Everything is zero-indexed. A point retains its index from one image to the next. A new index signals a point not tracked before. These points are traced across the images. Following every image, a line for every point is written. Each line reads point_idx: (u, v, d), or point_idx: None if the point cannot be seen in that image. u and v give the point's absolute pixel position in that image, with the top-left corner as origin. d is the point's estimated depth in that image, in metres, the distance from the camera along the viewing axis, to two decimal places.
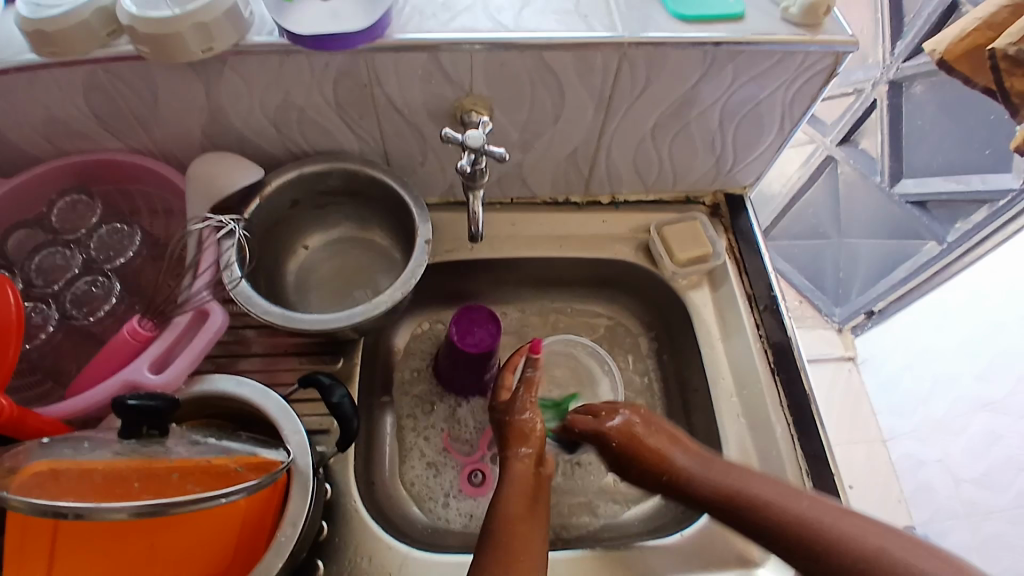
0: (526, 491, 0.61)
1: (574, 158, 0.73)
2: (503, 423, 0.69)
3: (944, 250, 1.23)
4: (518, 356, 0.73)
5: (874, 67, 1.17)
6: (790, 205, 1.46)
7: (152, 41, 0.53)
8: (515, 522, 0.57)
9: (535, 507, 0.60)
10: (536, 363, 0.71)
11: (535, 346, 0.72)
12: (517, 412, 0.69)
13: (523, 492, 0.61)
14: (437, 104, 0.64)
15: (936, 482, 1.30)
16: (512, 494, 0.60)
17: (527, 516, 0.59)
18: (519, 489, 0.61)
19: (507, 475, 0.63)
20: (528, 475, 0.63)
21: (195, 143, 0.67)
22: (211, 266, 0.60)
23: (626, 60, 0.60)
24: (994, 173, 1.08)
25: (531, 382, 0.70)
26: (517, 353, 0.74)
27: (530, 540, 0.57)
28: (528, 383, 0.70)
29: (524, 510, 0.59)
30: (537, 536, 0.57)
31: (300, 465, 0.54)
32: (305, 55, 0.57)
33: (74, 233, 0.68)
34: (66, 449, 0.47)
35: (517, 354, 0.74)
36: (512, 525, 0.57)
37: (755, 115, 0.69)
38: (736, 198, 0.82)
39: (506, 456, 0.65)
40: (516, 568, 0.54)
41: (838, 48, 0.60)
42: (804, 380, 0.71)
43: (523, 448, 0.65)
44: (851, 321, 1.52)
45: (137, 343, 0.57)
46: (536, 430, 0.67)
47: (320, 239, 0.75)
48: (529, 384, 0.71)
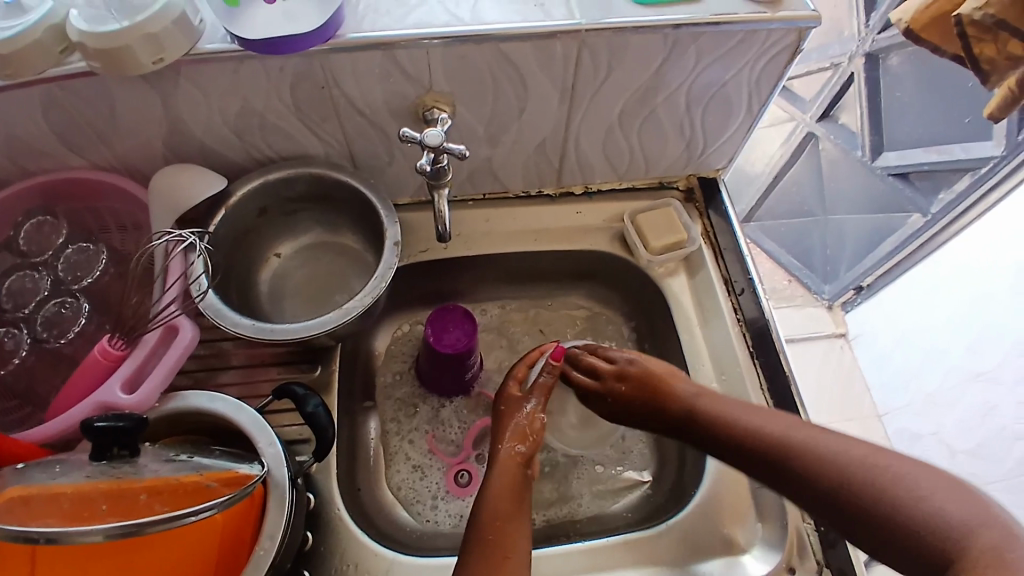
0: (514, 484, 0.61)
1: (544, 150, 0.73)
2: (501, 417, 0.68)
3: (928, 222, 1.23)
4: (535, 354, 0.72)
5: (851, 41, 1.14)
6: (774, 183, 1.44)
7: (102, 56, 0.52)
8: (501, 520, 0.58)
9: (522, 502, 0.61)
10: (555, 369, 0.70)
11: (558, 353, 0.70)
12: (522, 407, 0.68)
13: (511, 488, 0.61)
14: (399, 102, 0.63)
15: (931, 454, 1.31)
16: (498, 491, 0.61)
17: (514, 513, 0.59)
18: (505, 483, 0.61)
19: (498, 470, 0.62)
20: (516, 472, 0.63)
21: (159, 155, 0.67)
22: (179, 278, 0.59)
23: (586, 46, 0.59)
24: (974, 142, 1.09)
25: (543, 386, 0.69)
26: (535, 351, 0.72)
27: (518, 535, 0.57)
28: (542, 386, 0.69)
29: (512, 506, 0.60)
30: (524, 530, 0.58)
31: (275, 477, 0.53)
32: (261, 60, 0.56)
33: (42, 255, 0.67)
34: (39, 475, 0.47)
35: (529, 354, 0.72)
36: (496, 524, 0.57)
37: (722, 97, 0.68)
38: (710, 182, 0.81)
39: (499, 451, 0.64)
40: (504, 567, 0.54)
41: (801, 24, 0.60)
42: (785, 367, 0.71)
43: (518, 444, 0.65)
44: (840, 296, 1.50)
45: (108, 363, 0.57)
46: (533, 427, 0.66)
47: (292, 246, 0.74)
48: (541, 386, 0.69)
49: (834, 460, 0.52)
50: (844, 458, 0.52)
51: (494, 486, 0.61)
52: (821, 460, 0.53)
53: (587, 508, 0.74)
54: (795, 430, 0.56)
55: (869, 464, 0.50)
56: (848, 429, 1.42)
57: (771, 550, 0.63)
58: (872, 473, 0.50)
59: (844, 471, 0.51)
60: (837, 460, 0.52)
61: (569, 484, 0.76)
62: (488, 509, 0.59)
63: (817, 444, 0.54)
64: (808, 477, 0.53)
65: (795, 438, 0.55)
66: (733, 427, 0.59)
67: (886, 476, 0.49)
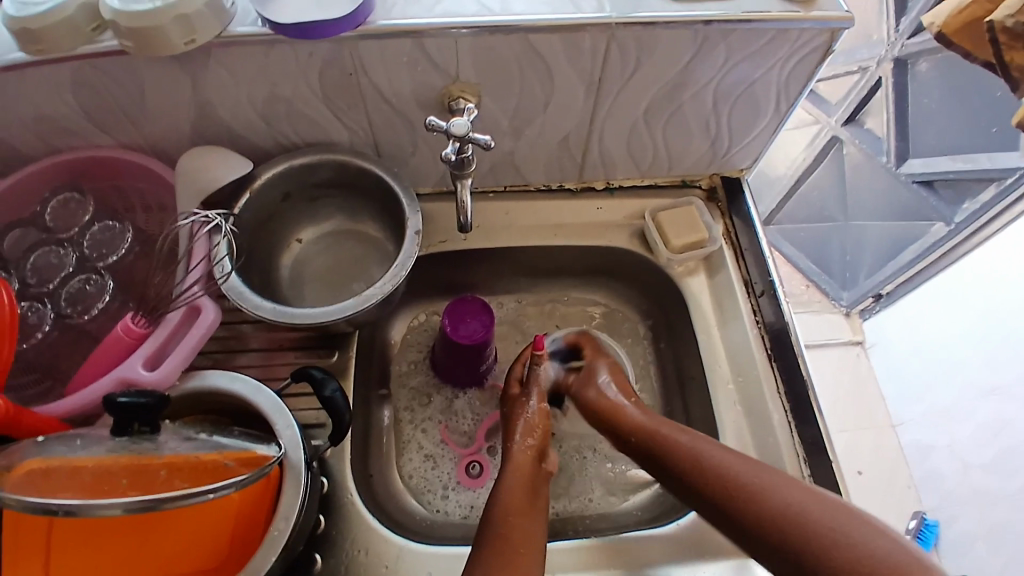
0: (527, 480, 0.62)
1: (567, 144, 0.72)
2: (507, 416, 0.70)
3: (951, 231, 1.22)
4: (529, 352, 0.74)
5: (879, 45, 1.13)
6: (795, 188, 1.43)
7: (134, 35, 0.53)
8: (515, 513, 0.58)
9: (535, 497, 0.61)
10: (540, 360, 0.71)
11: (540, 343, 0.71)
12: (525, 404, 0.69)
13: (524, 482, 0.62)
14: (425, 92, 0.63)
15: (946, 466, 1.29)
16: (512, 485, 0.61)
17: (527, 507, 0.59)
18: (518, 478, 0.62)
19: (509, 468, 0.63)
20: (528, 468, 0.63)
21: (186, 137, 0.67)
22: (202, 260, 0.60)
23: (616, 41, 0.59)
24: (1000, 152, 1.07)
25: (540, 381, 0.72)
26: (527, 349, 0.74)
27: (531, 528, 0.57)
28: (537, 382, 0.71)
29: (526, 500, 0.60)
30: (537, 524, 0.58)
31: (291, 459, 0.54)
32: (290, 45, 0.56)
33: (68, 232, 0.68)
34: (60, 447, 0.47)
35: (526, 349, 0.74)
36: (511, 515, 0.58)
37: (750, 96, 0.67)
38: (733, 182, 0.80)
39: (513, 446, 0.65)
40: (522, 561, 0.54)
41: (833, 25, 0.59)
42: (804, 370, 0.70)
43: (529, 440, 0.66)
44: (860, 304, 1.50)
45: (131, 341, 0.58)
46: (538, 422, 0.68)
47: (313, 232, 0.75)
48: (538, 380, 0.71)
49: (776, 497, 0.53)
50: (784, 495, 0.53)
51: (507, 481, 0.62)
52: (762, 497, 0.54)
53: (597, 504, 0.74)
54: (743, 462, 0.57)
55: (808, 505, 0.52)
56: (863, 440, 1.41)
57: None
58: (811, 515, 0.51)
59: (784, 509, 0.52)
60: (769, 497, 0.54)
61: (579, 479, 0.76)
62: (501, 501, 0.59)
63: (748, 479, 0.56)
64: (733, 512, 0.55)
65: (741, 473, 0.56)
66: (678, 455, 0.61)
67: (823, 520, 0.50)
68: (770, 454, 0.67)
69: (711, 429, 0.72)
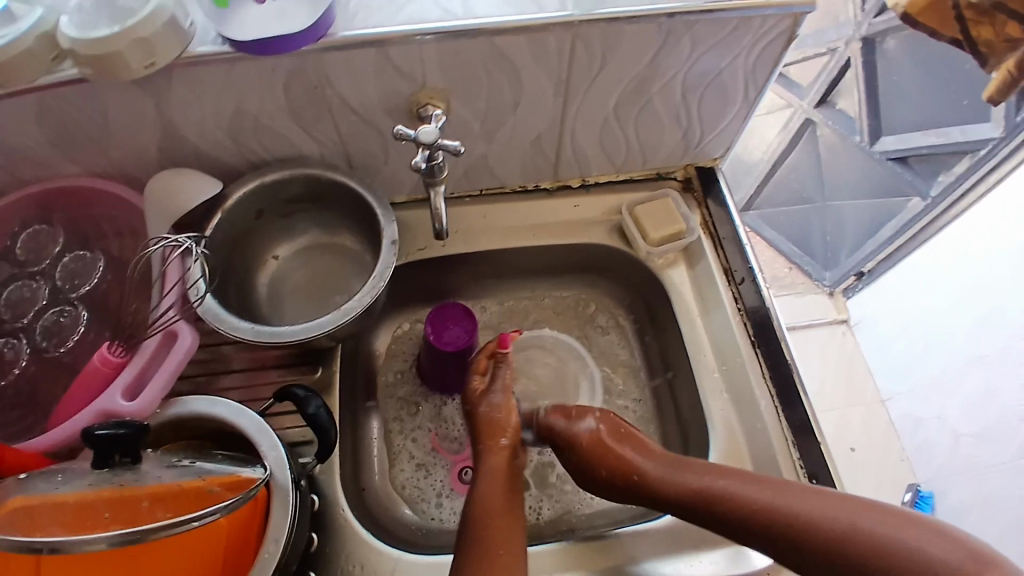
0: (503, 482, 0.61)
1: (540, 143, 0.72)
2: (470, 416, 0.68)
3: (928, 206, 1.23)
4: (484, 358, 0.70)
5: (846, 26, 1.14)
6: (772, 171, 1.44)
7: (94, 62, 0.52)
8: (494, 515, 0.58)
9: (512, 496, 0.61)
10: (508, 362, 0.69)
11: (505, 342, 0.70)
12: (487, 404, 0.67)
13: (501, 484, 0.61)
14: (392, 100, 0.62)
15: (937, 437, 1.30)
16: (489, 486, 0.61)
17: (506, 509, 0.59)
18: (496, 480, 0.61)
19: (483, 469, 0.62)
20: (504, 465, 0.63)
21: (152, 158, 0.66)
22: (176, 284, 0.59)
23: (580, 39, 0.59)
24: (972, 124, 1.08)
25: (505, 383, 0.68)
26: (488, 342, 0.72)
27: (509, 530, 0.57)
28: (505, 380, 0.68)
29: (503, 502, 0.60)
30: (516, 527, 0.57)
31: (278, 480, 0.53)
32: (251, 61, 0.56)
33: (39, 264, 0.67)
34: (41, 483, 0.46)
35: (487, 344, 0.71)
36: (490, 521, 0.57)
37: (718, 85, 0.68)
38: (707, 171, 0.80)
39: (483, 450, 0.64)
40: (495, 559, 0.54)
41: (796, 10, 0.59)
42: (786, 353, 0.70)
43: (500, 439, 0.65)
44: (842, 283, 1.51)
45: (109, 370, 0.57)
46: (509, 422, 0.66)
47: (290, 248, 0.74)
48: (505, 378, 0.69)
49: (821, 520, 0.53)
50: (830, 517, 0.53)
51: (482, 487, 0.61)
52: (821, 526, 0.53)
53: (592, 499, 0.74)
54: (787, 497, 0.55)
55: (861, 521, 0.52)
56: (853, 418, 1.42)
57: None
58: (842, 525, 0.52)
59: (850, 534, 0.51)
60: (824, 519, 0.53)
61: (574, 480, 0.75)
62: (478, 505, 0.59)
63: (782, 502, 0.55)
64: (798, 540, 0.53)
65: (786, 507, 0.55)
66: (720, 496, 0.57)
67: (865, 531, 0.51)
68: (760, 438, 0.68)
69: (699, 417, 0.72)
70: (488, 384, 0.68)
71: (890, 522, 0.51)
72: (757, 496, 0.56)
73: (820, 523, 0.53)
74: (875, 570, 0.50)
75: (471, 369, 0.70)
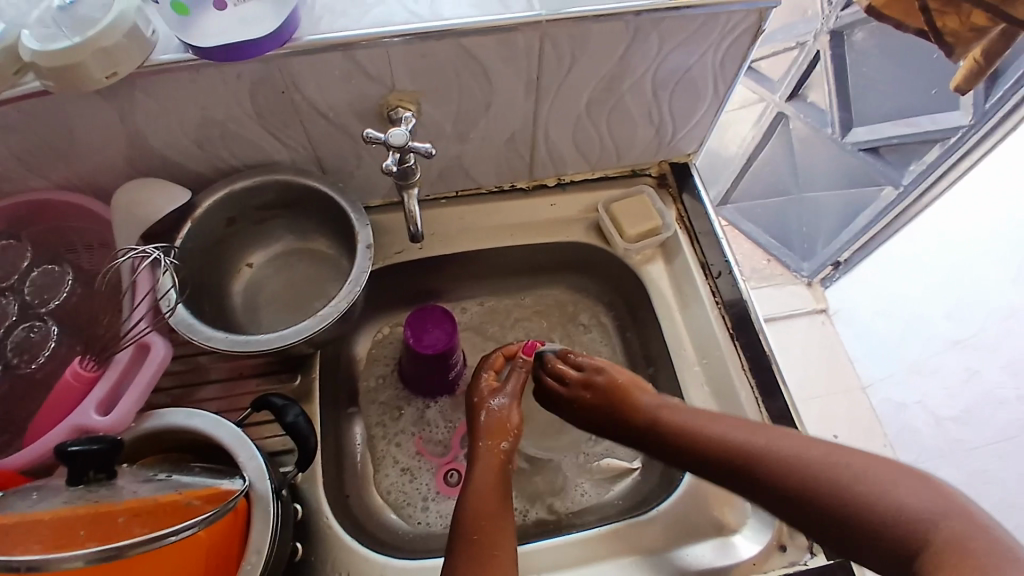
0: (494, 479, 0.61)
1: (514, 143, 0.72)
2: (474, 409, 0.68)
3: (901, 194, 1.22)
4: (501, 357, 0.71)
5: (815, 20, 1.17)
6: (747, 166, 1.46)
7: (56, 74, 0.51)
8: (486, 517, 0.57)
9: (504, 498, 0.60)
10: (525, 364, 0.70)
11: (529, 348, 0.71)
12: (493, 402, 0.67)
13: (494, 486, 0.60)
14: (362, 103, 0.62)
15: (917, 422, 1.32)
16: (481, 486, 0.60)
17: (497, 510, 0.58)
18: (489, 481, 0.61)
19: (477, 462, 0.63)
20: (498, 468, 0.62)
21: (122, 170, 0.65)
22: (147, 294, 0.58)
23: (548, 38, 0.59)
24: (942, 113, 1.09)
25: (515, 385, 0.69)
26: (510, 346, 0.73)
27: (501, 533, 0.56)
28: (517, 378, 0.69)
29: (495, 502, 0.59)
30: (509, 530, 0.57)
31: (257, 490, 0.53)
32: (217, 68, 0.55)
33: (8, 280, 0.66)
34: (14, 503, 0.46)
35: (509, 346, 0.73)
36: (483, 522, 0.57)
37: (688, 81, 0.68)
38: (682, 166, 0.81)
39: (481, 447, 0.64)
40: (492, 563, 0.54)
41: (761, 4, 0.60)
42: (764, 345, 0.71)
43: (501, 441, 0.65)
44: (820, 273, 1.53)
45: (81, 385, 0.56)
46: (510, 423, 0.66)
47: (264, 255, 0.74)
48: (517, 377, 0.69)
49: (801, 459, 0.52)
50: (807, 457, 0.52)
51: (474, 487, 0.60)
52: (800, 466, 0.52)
53: (581, 496, 0.74)
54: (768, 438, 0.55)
55: (839, 462, 0.51)
56: (837, 405, 1.43)
57: (762, 530, 0.63)
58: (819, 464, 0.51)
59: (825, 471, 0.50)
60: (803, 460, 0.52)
61: (563, 476, 0.76)
62: (469, 506, 0.58)
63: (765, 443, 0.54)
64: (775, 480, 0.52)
65: (765, 446, 0.54)
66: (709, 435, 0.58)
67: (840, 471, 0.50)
68: None
69: None
70: (502, 383, 0.69)
71: (870, 465, 0.50)
72: (742, 438, 0.56)
73: (799, 463, 0.52)
74: (844, 510, 0.48)
75: (485, 364, 0.71)
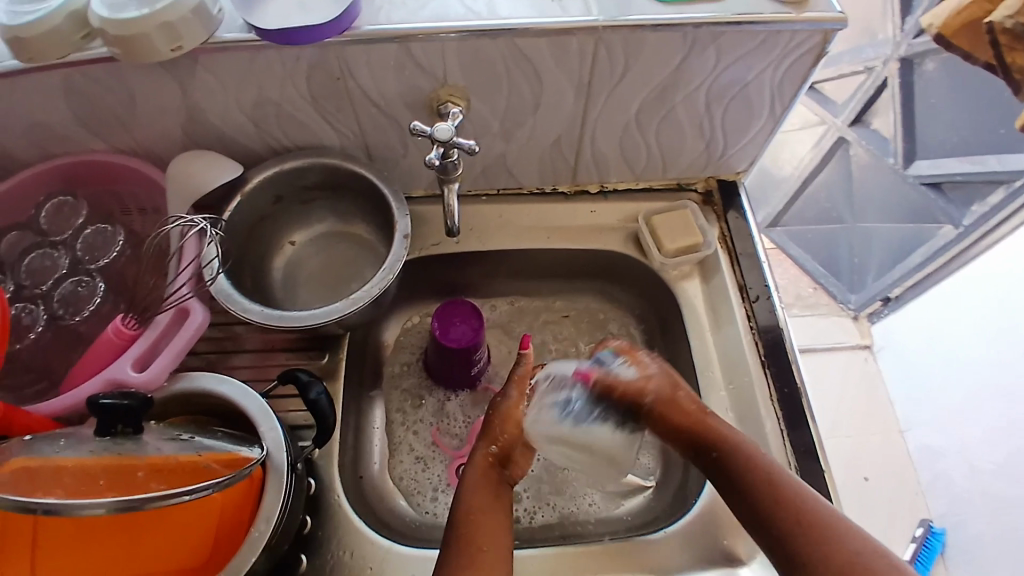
0: (484, 484, 0.60)
1: (558, 146, 0.72)
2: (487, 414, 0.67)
3: (962, 233, 1.20)
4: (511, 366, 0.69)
5: (885, 44, 1.13)
6: (801, 190, 1.43)
7: (120, 42, 0.53)
8: (476, 514, 0.57)
9: (495, 499, 0.59)
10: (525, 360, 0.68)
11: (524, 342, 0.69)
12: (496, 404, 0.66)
13: (485, 487, 0.59)
14: (414, 95, 0.63)
15: (952, 472, 1.26)
16: (473, 488, 0.59)
17: (490, 509, 0.58)
18: (482, 477, 0.60)
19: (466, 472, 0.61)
20: (487, 472, 0.61)
21: (180, 140, 0.68)
22: (192, 262, 0.61)
23: (602, 43, 0.59)
24: (1009, 153, 1.05)
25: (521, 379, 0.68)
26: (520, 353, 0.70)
27: (495, 530, 0.56)
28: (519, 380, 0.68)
29: (487, 501, 0.58)
30: (502, 527, 0.56)
31: (274, 461, 0.54)
32: (276, 50, 0.57)
33: (61, 235, 0.69)
34: (43, 446, 0.48)
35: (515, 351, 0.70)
36: (472, 518, 0.56)
37: (742, 98, 0.67)
38: (729, 185, 0.80)
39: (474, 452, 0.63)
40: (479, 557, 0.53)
41: (827, 26, 0.59)
42: (795, 372, 0.69)
43: (491, 444, 0.63)
44: (867, 307, 1.48)
45: (121, 342, 0.58)
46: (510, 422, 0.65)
47: (306, 234, 0.75)
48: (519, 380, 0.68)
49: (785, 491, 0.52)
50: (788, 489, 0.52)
51: (467, 487, 0.59)
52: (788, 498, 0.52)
53: (590, 506, 0.74)
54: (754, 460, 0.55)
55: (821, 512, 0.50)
56: (868, 444, 1.38)
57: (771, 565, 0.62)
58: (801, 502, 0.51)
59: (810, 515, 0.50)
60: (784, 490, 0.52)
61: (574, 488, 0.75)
62: (464, 503, 0.58)
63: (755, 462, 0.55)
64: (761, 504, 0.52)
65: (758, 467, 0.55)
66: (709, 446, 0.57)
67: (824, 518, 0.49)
68: None
69: None
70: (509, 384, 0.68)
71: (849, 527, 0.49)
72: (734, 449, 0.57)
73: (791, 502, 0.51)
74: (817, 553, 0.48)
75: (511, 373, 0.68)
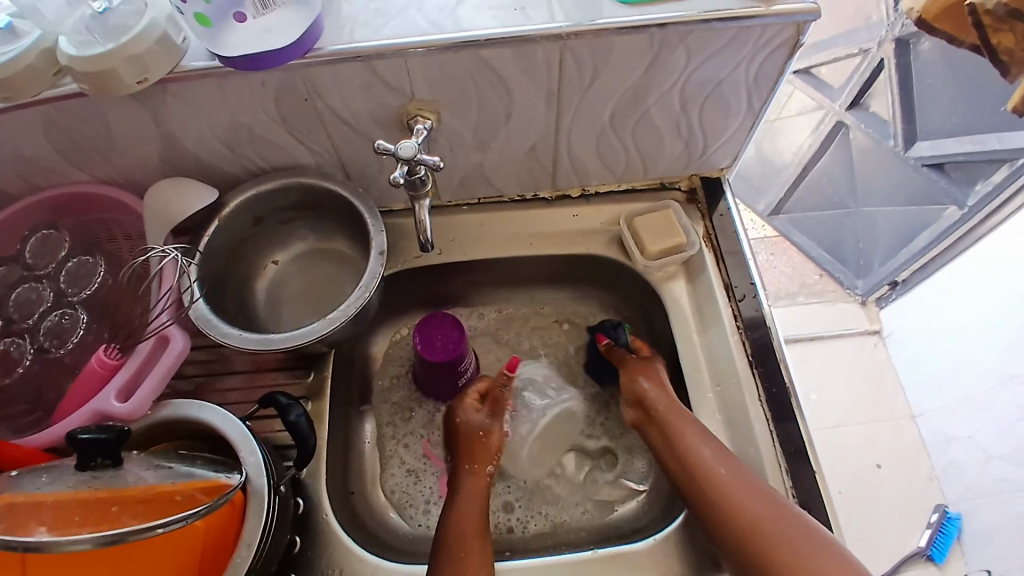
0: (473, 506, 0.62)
1: (535, 153, 0.71)
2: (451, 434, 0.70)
3: (966, 214, 1.17)
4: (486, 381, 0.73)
5: (880, 26, 1.12)
6: (802, 175, 1.40)
7: (90, 77, 0.54)
8: (467, 537, 0.59)
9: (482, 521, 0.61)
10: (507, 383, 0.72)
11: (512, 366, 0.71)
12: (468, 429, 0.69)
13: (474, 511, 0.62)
14: (384, 112, 0.63)
15: (965, 458, 1.24)
16: (462, 512, 0.62)
17: (478, 530, 0.60)
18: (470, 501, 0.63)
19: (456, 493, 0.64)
20: (475, 495, 0.64)
21: (159, 167, 0.69)
22: (172, 289, 0.61)
23: (568, 51, 0.58)
24: (1010, 131, 1.03)
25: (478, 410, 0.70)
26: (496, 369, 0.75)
27: (483, 548, 0.58)
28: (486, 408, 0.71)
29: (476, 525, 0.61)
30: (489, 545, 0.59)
31: (254, 485, 0.55)
32: (242, 76, 0.57)
33: (46, 268, 0.70)
34: (28, 482, 0.49)
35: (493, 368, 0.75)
36: (465, 540, 0.58)
37: (718, 96, 0.66)
38: (713, 182, 0.78)
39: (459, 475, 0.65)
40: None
41: (797, 18, 0.57)
42: (783, 370, 0.68)
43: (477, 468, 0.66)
44: (875, 292, 1.45)
45: (105, 372, 0.59)
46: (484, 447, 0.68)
47: (289, 253, 0.76)
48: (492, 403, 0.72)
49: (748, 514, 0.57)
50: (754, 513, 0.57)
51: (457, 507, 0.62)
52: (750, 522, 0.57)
53: (582, 513, 0.74)
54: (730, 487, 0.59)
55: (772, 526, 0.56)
56: (880, 432, 1.35)
57: None
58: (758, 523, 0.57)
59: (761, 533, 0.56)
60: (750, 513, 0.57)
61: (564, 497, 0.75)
62: (455, 525, 0.60)
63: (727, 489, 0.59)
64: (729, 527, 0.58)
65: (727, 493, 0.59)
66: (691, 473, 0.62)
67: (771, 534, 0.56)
68: (752, 463, 0.66)
69: None
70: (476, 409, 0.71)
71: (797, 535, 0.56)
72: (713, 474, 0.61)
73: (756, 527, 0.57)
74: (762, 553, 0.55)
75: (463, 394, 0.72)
